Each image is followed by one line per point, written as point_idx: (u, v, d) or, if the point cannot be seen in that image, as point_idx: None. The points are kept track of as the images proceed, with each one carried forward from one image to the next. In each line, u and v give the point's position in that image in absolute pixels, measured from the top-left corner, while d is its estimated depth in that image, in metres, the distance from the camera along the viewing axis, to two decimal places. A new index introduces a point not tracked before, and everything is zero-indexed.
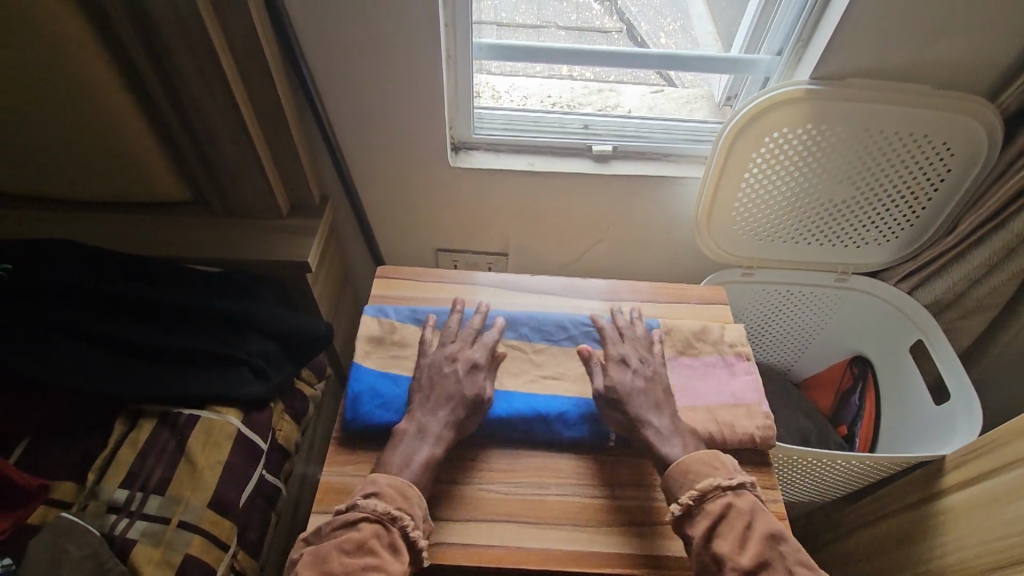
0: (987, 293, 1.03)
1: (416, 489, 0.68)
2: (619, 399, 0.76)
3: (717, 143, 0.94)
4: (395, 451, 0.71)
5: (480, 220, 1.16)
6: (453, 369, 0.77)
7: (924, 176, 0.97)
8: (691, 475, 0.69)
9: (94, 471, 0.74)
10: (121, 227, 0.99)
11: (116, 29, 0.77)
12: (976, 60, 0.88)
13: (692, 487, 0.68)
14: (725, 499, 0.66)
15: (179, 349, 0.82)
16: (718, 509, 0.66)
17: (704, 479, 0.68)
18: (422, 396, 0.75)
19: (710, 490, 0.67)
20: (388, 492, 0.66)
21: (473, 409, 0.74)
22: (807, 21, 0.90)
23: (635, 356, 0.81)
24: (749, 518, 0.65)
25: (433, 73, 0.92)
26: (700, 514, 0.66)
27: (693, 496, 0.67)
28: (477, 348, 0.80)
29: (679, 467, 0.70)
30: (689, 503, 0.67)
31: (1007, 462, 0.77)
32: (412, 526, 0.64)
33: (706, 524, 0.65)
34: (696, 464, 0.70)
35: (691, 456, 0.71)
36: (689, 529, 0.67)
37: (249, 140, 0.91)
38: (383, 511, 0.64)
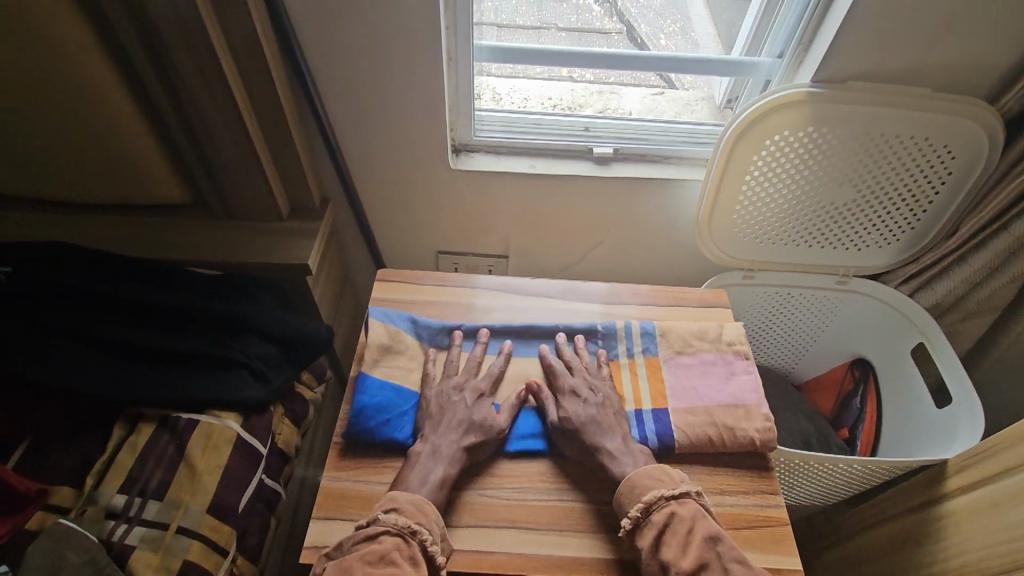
0: (987, 296, 1.03)
1: (432, 505, 0.68)
2: (571, 429, 0.76)
3: (717, 146, 0.94)
4: (412, 472, 0.71)
5: (480, 223, 1.16)
6: (463, 396, 0.79)
7: (924, 180, 0.97)
8: (637, 490, 0.70)
9: (93, 475, 0.73)
10: (120, 229, 0.98)
11: (115, 30, 0.76)
12: (978, 63, 0.88)
13: (637, 501, 0.69)
14: (668, 508, 0.68)
15: (178, 352, 0.82)
16: (662, 518, 0.67)
17: (650, 491, 0.69)
18: (432, 421, 0.76)
19: (656, 500, 0.68)
20: (407, 507, 0.66)
21: (484, 434, 0.75)
22: (808, 25, 0.90)
23: (584, 382, 0.81)
24: (691, 525, 0.66)
25: (433, 75, 0.91)
26: (647, 526, 0.68)
27: (639, 509, 0.68)
28: (484, 377, 0.81)
29: (625, 484, 0.71)
30: (636, 516, 0.68)
31: (1010, 466, 0.77)
32: (431, 541, 0.64)
33: (652, 535, 0.67)
34: (642, 478, 0.71)
35: (639, 473, 0.71)
36: (638, 542, 0.67)
37: (248, 141, 0.90)
38: (404, 524, 0.64)
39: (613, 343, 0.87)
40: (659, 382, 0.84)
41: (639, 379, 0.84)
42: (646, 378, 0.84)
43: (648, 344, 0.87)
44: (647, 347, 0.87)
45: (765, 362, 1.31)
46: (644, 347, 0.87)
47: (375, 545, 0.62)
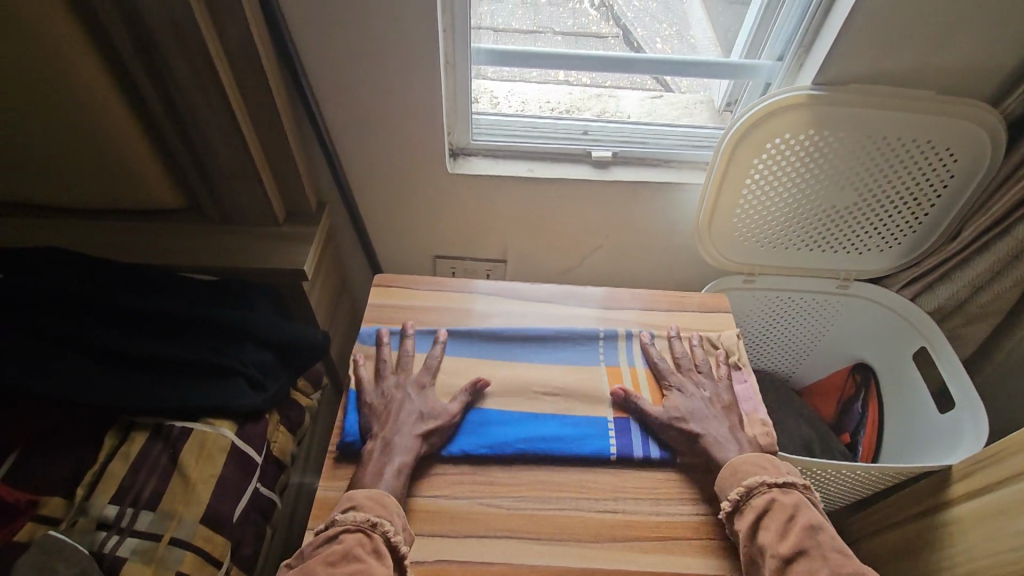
0: (990, 300, 1.02)
1: (393, 498, 0.65)
2: (675, 417, 0.75)
3: (718, 149, 0.93)
4: (367, 468, 0.68)
5: (478, 227, 1.15)
6: (406, 391, 0.77)
7: (926, 183, 0.96)
8: (738, 475, 0.68)
9: (84, 486, 0.71)
10: (114, 235, 0.97)
11: (110, 34, 0.76)
12: (979, 66, 0.87)
13: (737, 485, 0.68)
14: (769, 494, 0.66)
15: (173, 358, 0.80)
16: (762, 503, 0.65)
17: (752, 476, 0.68)
18: (378, 418, 0.74)
19: (756, 486, 0.66)
20: (365, 503, 0.63)
21: (436, 420, 0.73)
22: (808, 28, 0.89)
23: (693, 379, 0.81)
24: (793, 512, 0.64)
25: (431, 78, 0.91)
26: (746, 509, 0.66)
27: (739, 492, 0.67)
28: (423, 369, 0.80)
29: (727, 468, 0.70)
30: (736, 499, 0.66)
31: (1016, 472, 0.76)
32: (394, 531, 0.61)
33: (751, 519, 0.65)
34: (743, 464, 0.69)
35: (743, 457, 0.70)
36: (736, 525, 0.66)
37: (244, 146, 0.90)
38: (362, 518, 0.61)
39: (613, 353, 0.86)
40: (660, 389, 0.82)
41: (639, 383, 0.82)
42: (648, 384, 0.82)
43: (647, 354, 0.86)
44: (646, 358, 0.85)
45: (766, 367, 1.29)
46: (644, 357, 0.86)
47: (334, 545, 0.59)
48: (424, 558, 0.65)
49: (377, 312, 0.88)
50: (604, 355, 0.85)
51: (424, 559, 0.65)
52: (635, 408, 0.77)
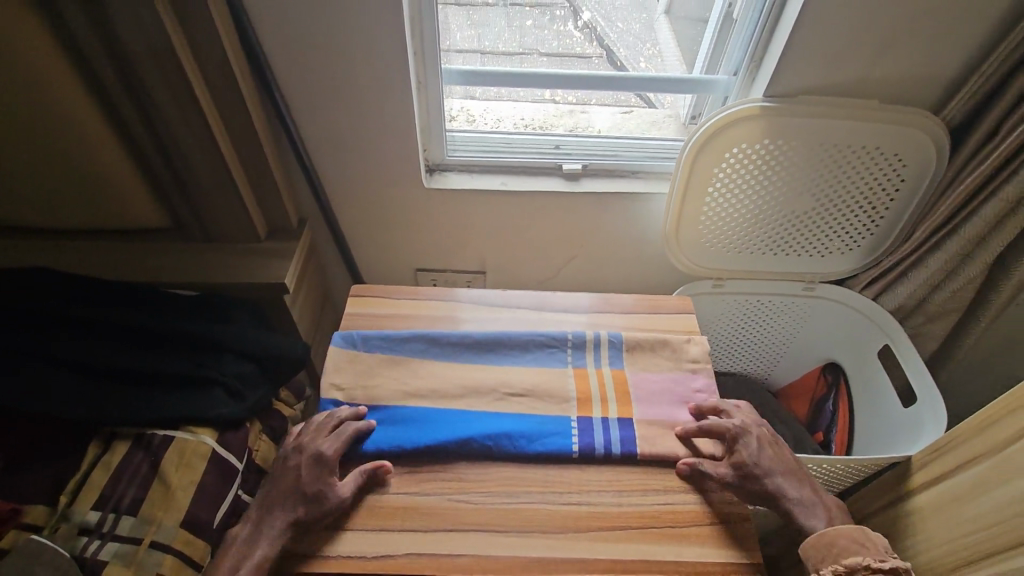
0: (948, 298, 1.07)
1: None
2: (755, 480, 0.73)
3: (679, 160, 0.98)
4: (229, 556, 0.68)
5: (457, 240, 1.19)
6: (299, 464, 0.72)
7: (879, 187, 1.01)
8: (834, 550, 0.68)
9: (66, 493, 0.73)
10: (98, 254, 1.00)
11: (94, 65, 0.80)
12: (919, 75, 0.93)
13: (835, 561, 0.67)
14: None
15: (155, 370, 0.83)
16: None
17: (851, 555, 0.66)
18: (265, 495, 0.72)
19: (858, 568, 0.65)
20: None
21: (316, 505, 0.69)
22: (757, 43, 0.95)
23: (749, 420, 0.79)
24: None
25: (404, 99, 0.96)
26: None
27: (838, 570, 0.65)
28: (329, 438, 0.74)
29: (821, 540, 0.69)
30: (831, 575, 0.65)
31: (967, 460, 0.79)
32: None
33: None
34: (842, 538, 0.68)
35: (841, 531, 0.69)
36: None
37: (226, 166, 0.94)
38: None
39: (582, 357, 0.87)
40: (624, 390, 0.84)
41: (605, 385, 0.84)
42: (613, 386, 0.84)
43: (614, 358, 0.88)
44: (613, 361, 0.87)
45: (741, 370, 1.33)
46: (611, 361, 0.87)
47: None
48: (397, 552, 0.68)
49: (354, 322, 0.92)
50: (572, 359, 0.87)
51: (397, 551, 0.68)
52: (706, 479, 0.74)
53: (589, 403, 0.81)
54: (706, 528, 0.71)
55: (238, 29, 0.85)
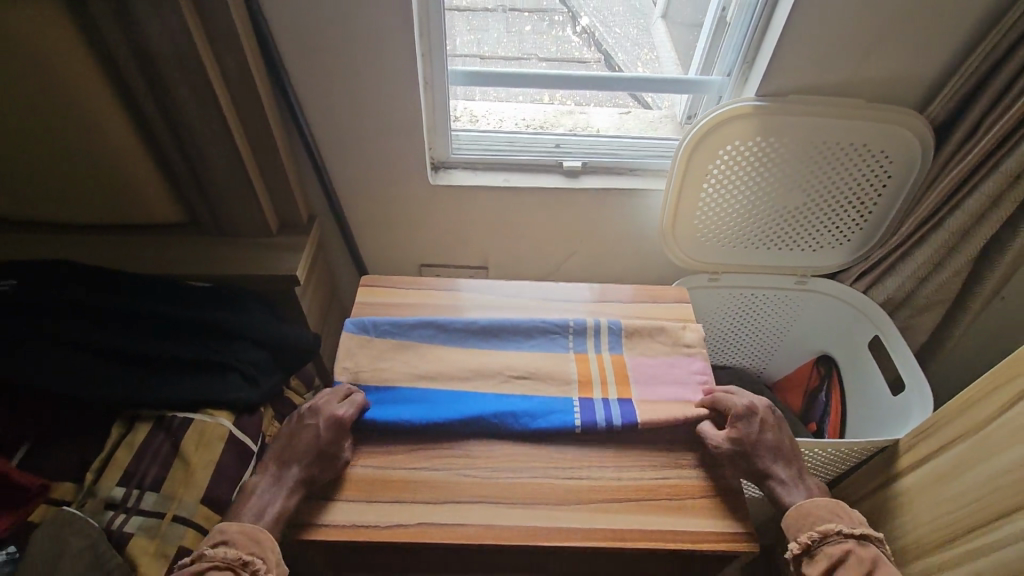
0: (935, 290, 1.11)
1: (269, 532, 0.68)
2: (741, 454, 0.77)
3: (676, 157, 1.02)
4: (249, 502, 0.70)
5: (460, 235, 1.23)
6: (317, 424, 0.76)
7: (867, 183, 1.05)
8: (810, 518, 0.71)
9: (92, 471, 0.77)
10: (117, 248, 1.04)
11: (120, 66, 0.85)
12: (904, 76, 0.97)
13: (810, 529, 0.71)
14: (844, 545, 0.68)
15: (175, 356, 0.87)
16: (837, 552, 0.68)
17: (824, 522, 0.71)
18: (280, 448, 0.74)
19: (831, 534, 0.69)
20: (238, 537, 0.66)
21: (330, 466, 0.74)
22: (750, 45, 0.99)
23: (760, 403, 0.81)
24: (871, 566, 0.67)
25: (412, 99, 1.00)
26: (818, 555, 0.69)
27: (814, 537, 0.69)
28: (348, 403, 0.78)
29: (799, 510, 0.72)
30: (808, 543, 0.69)
31: (951, 439, 0.82)
32: (264, 571, 0.65)
33: (824, 566, 0.68)
34: (818, 508, 0.72)
35: (815, 501, 0.73)
36: (806, 569, 0.70)
37: (241, 163, 0.98)
38: (233, 557, 0.64)
39: (583, 343, 0.91)
40: (623, 373, 0.88)
41: (605, 368, 0.88)
42: (612, 369, 0.88)
43: (613, 344, 0.91)
44: (613, 346, 0.91)
45: (737, 363, 1.37)
46: (611, 347, 0.91)
47: None
48: (408, 521, 0.72)
49: (363, 310, 0.96)
50: (574, 346, 0.91)
51: (407, 521, 0.72)
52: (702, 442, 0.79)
53: (589, 386, 0.85)
54: (700, 502, 0.75)
55: (256, 32, 0.90)
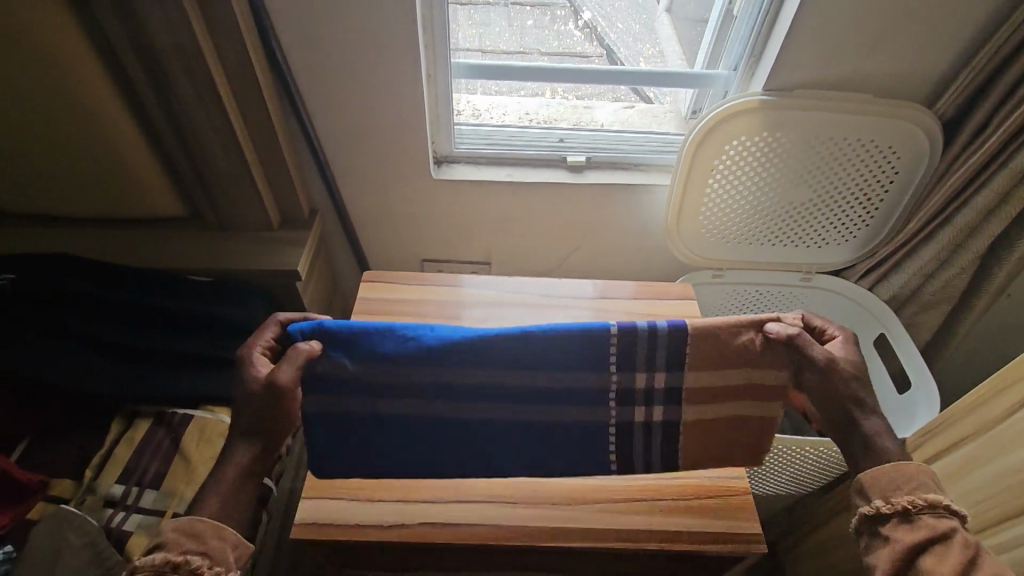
0: (941, 287, 1.10)
1: (208, 521, 0.61)
2: (859, 377, 0.69)
3: (681, 152, 1.00)
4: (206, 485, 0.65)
5: (463, 230, 1.22)
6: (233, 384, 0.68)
7: (874, 179, 1.04)
8: (916, 483, 0.64)
9: (91, 467, 0.76)
10: (117, 241, 1.03)
11: (119, 57, 0.83)
12: (912, 71, 0.96)
13: (916, 494, 0.63)
14: (948, 521, 0.62)
15: (175, 351, 0.86)
16: (943, 526, 0.61)
17: (931, 491, 0.64)
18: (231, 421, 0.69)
19: (938, 505, 0.62)
20: (171, 538, 0.60)
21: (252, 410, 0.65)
22: (758, 39, 0.98)
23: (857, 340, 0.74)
24: (969, 550, 0.60)
25: (414, 92, 0.98)
26: (919, 522, 0.62)
27: (917, 503, 0.63)
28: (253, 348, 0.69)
29: (904, 471, 0.65)
30: (913, 508, 0.62)
31: (959, 439, 0.81)
32: (207, 566, 0.58)
33: (923, 535, 0.61)
34: (922, 474, 0.65)
35: (914, 467, 0.65)
36: (895, 533, 0.63)
37: (241, 155, 0.96)
38: (164, 561, 0.58)
39: (630, 409, 0.73)
40: None
41: None
42: None
43: (670, 414, 0.74)
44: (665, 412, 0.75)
45: None
46: (664, 400, 0.73)
47: None
48: (411, 522, 0.74)
49: (365, 307, 0.95)
50: (614, 408, 0.73)
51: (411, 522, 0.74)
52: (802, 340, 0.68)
53: None
54: (696, 500, 0.77)
55: (256, 22, 0.88)
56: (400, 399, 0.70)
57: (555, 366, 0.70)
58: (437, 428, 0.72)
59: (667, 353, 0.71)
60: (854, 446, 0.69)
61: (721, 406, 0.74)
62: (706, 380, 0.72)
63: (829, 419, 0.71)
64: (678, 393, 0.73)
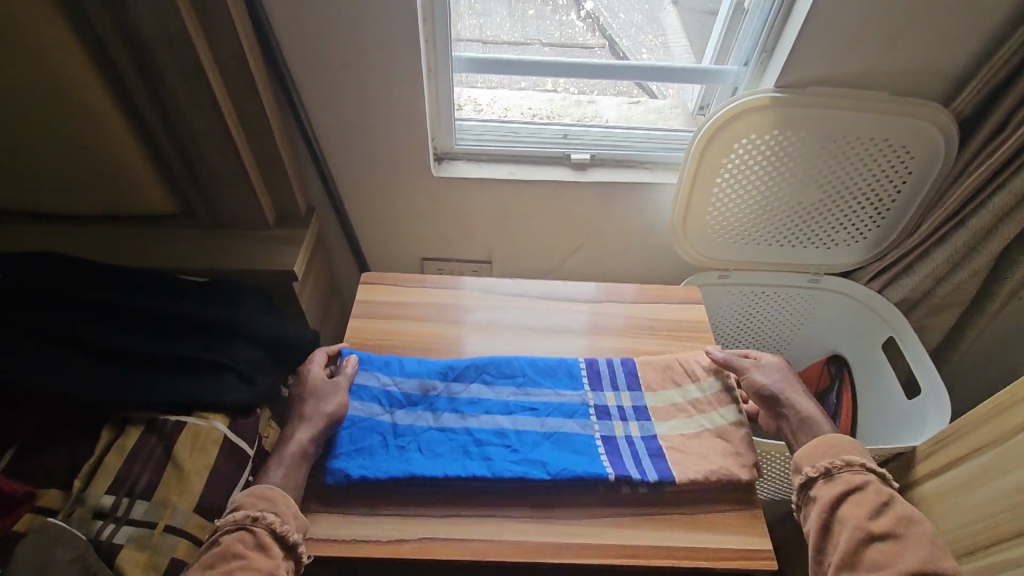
0: (952, 290, 1.07)
1: (277, 488, 0.70)
2: (773, 380, 0.83)
3: (689, 150, 0.98)
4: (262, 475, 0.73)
5: (464, 230, 1.19)
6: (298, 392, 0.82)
7: (886, 179, 1.01)
8: (835, 448, 0.74)
9: (80, 477, 0.73)
10: (109, 240, 1.00)
11: (107, 48, 0.80)
12: (930, 68, 0.93)
13: (835, 456, 0.73)
14: (862, 475, 0.70)
15: (168, 355, 0.84)
16: (858, 480, 0.70)
17: (847, 452, 0.73)
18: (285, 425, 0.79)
19: (854, 463, 0.72)
20: (247, 500, 0.69)
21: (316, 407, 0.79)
22: (770, 34, 0.95)
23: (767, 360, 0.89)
24: (885, 497, 0.69)
25: (415, 86, 0.95)
26: (837, 478, 0.71)
27: (835, 463, 0.72)
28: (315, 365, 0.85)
29: (822, 439, 0.75)
30: (830, 466, 0.72)
31: (974, 448, 0.80)
32: (278, 522, 0.67)
33: (842, 490, 0.70)
34: (842, 440, 0.75)
35: (836, 433, 0.76)
36: (820, 492, 0.71)
37: (236, 151, 0.93)
38: (242, 517, 0.67)
39: (609, 425, 0.80)
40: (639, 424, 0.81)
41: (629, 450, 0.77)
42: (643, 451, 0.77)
43: (645, 430, 0.80)
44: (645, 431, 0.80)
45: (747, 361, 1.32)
46: (636, 418, 0.82)
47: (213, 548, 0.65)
48: (411, 536, 0.71)
49: (366, 310, 0.94)
50: (597, 423, 0.80)
51: (412, 537, 0.71)
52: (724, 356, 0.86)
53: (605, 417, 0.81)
54: (705, 516, 0.73)
55: (250, 13, 0.85)
56: (417, 412, 0.81)
57: (544, 383, 0.84)
58: (446, 437, 0.77)
59: (626, 378, 0.86)
60: (791, 427, 0.80)
61: (687, 423, 0.81)
62: (663, 400, 0.84)
63: (769, 412, 0.83)
64: (645, 411, 0.82)
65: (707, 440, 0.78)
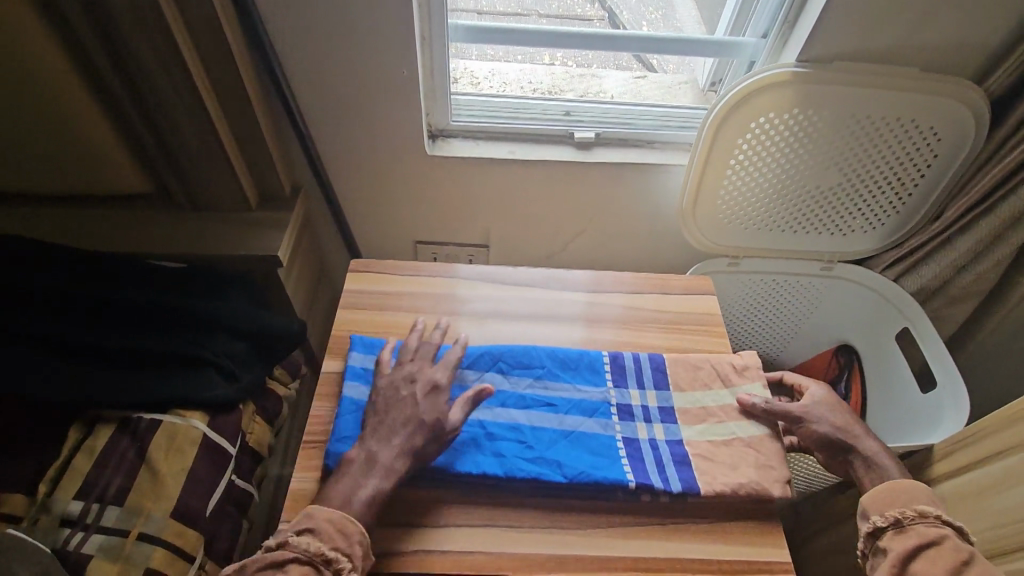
0: (973, 280, 1.02)
1: (358, 524, 0.63)
2: (830, 420, 0.76)
3: (702, 130, 0.91)
4: (340, 482, 0.66)
5: (460, 213, 1.13)
6: (413, 392, 0.72)
7: (910, 162, 0.95)
8: (908, 496, 0.68)
9: (45, 482, 0.69)
10: (77, 221, 0.93)
11: (62, 9, 0.72)
12: (964, 43, 0.86)
13: (907, 506, 0.67)
14: (939, 529, 0.65)
15: (142, 350, 0.78)
16: (933, 533, 0.64)
17: (922, 502, 0.67)
18: (375, 422, 0.70)
19: (928, 515, 0.66)
20: (326, 528, 0.61)
21: (427, 433, 0.68)
22: (792, 4, 0.87)
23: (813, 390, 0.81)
24: (965, 555, 0.63)
25: (406, 56, 0.88)
26: (909, 530, 0.66)
27: (908, 513, 0.66)
28: (440, 367, 0.76)
29: (892, 487, 0.69)
30: (901, 516, 0.66)
31: (1001, 450, 0.75)
32: (349, 570, 0.60)
33: (916, 543, 0.64)
34: (916, 487, 0.69)
35: (908, 480, 0.70)
36: (889, 544, 0.66)
37: (211, 126, 0.86)
38: (315, 552, 0.60)
39: (631, 426, 0.76)
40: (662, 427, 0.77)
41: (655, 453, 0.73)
42: (665, 456, 0.73)
43: (670, 433, 0.76)
44: (669, 434, 0.76)
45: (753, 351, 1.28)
46: (662, 420, 0.77)
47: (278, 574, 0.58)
48: (403, 549, 0.66)
49: (356, 301, 0.88)
50: (619, 424, 0.76)
51: (404, 549, 0.66)
52: (771, 404, 0.76)
53: (630, 416, 0.77)
54: (715, 526, 0.69)
55: None
56: None
57: (561, 375, 0.79)
58: None
59: (653, 374, 0.81)
60: (854, 469, 0.74)
61: (718, 428, 0.76)
62: (693, 401, 0.79)
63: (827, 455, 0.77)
64: (672, 413, 0.78)
65: (736, 449, 0.74)
